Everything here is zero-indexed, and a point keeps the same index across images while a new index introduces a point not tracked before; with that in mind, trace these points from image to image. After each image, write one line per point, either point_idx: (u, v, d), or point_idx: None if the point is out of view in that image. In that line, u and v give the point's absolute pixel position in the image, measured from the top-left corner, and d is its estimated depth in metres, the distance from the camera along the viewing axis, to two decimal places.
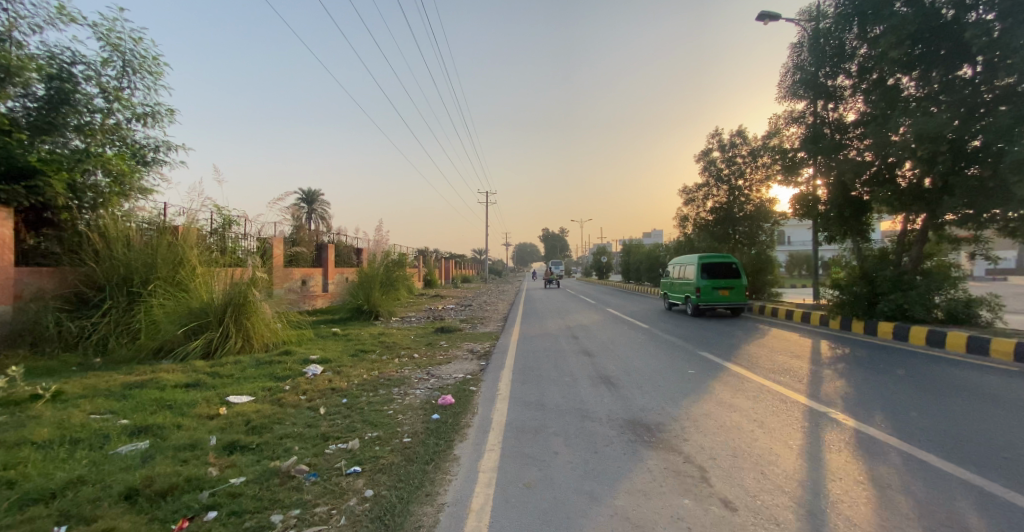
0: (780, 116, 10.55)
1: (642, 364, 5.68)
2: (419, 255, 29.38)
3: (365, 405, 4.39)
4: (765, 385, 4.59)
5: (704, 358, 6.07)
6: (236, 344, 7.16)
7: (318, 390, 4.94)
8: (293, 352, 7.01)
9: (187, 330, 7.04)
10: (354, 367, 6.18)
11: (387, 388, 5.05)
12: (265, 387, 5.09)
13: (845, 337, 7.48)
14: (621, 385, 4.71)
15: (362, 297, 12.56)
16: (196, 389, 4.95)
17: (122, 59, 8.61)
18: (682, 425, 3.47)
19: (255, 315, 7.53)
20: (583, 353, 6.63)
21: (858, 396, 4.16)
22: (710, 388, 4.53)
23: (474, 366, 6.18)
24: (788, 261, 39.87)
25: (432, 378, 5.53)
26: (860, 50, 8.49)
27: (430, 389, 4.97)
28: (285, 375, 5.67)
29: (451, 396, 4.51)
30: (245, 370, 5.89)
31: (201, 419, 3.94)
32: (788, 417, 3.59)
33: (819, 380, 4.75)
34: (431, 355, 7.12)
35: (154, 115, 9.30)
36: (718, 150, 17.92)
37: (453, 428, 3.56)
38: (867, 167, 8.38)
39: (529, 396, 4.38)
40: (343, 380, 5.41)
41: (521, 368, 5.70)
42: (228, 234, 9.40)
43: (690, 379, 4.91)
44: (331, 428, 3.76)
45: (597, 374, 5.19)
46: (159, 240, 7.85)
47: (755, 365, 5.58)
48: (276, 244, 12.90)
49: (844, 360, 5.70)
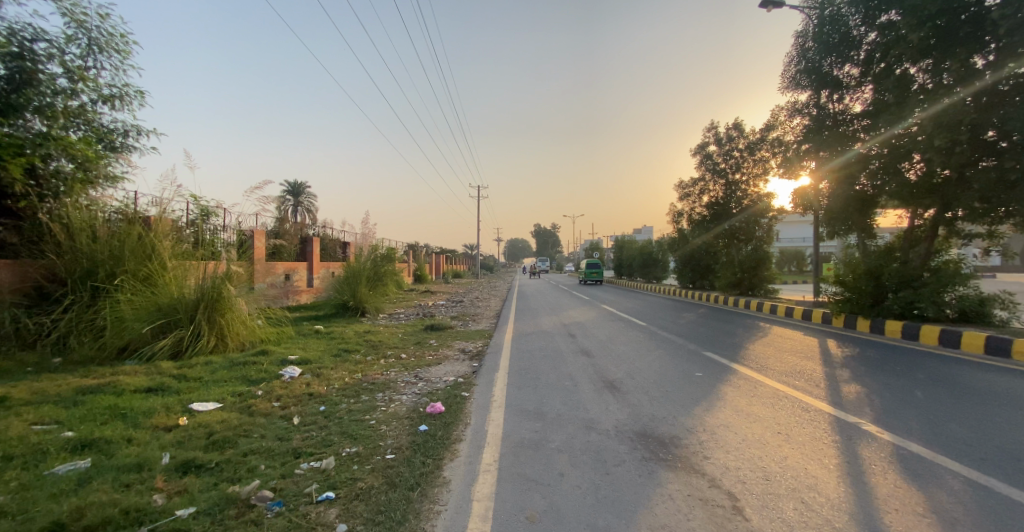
0: (782, 107, 10.24)
1: (645, 366, 5.30)
2: (408, 249, 28.74)
3: (345, 414, 3.95)
4: (781, 390, 4.24)
5: (710, 359, 5.72)
6: (209, 343, 6.64)
7: (294, 396, 4.48)
8: (271, 353, 6.53)
9: (155, 328, 6.50)
10: (335, 369, 5.72)
11: (370, 393, 4.62)
12: (236, 392, 4.63)
13: (852, 336, 7.22)
14: (626, 390, 4.34)
15: (348, 293, 12.03)
16: (158, 394, 4.47)
17: (88, 36, 7.98)
18: (700, 438, 3.10)
19: (230, 312, 7.03)
20: (582, 353, 6.25)
21: (886, 404, 3.83)
22: (723, 393, 4.18)
23: (465, 367, 5.77)
24: (778, 258, 39.80)
25: (420, 381, 5.11)
26: (868, 36, 8.24)
27: (417, 395, 4.54)
28: (259, 378, 5.20)
29: (441, 403, 4.09)
30: (215, 373, 5.40)
31: (156, 432, 3.47)
32: (816, 429, 3.24)
33: (838, 384, 4.42)
34: (420, 356, 6.68)
35: (124, 98, 8.69)
36: (715, 144, 17.77)
37: (442, 444, 3.15)
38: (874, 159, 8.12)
39: (526, 403, 3.99)
40: (323, 384, 4.96)
41: (517, 370, 5.30)
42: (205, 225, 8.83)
43: (699, 383, 4.55)
44: (304, 443, 3.32)
45: (599, 377, 4.80)
46: (128, 231, 7.29)
47: (764, 367, 5.24)
48: (257, 237, 12.30)
49: (860, 361, 5.40)
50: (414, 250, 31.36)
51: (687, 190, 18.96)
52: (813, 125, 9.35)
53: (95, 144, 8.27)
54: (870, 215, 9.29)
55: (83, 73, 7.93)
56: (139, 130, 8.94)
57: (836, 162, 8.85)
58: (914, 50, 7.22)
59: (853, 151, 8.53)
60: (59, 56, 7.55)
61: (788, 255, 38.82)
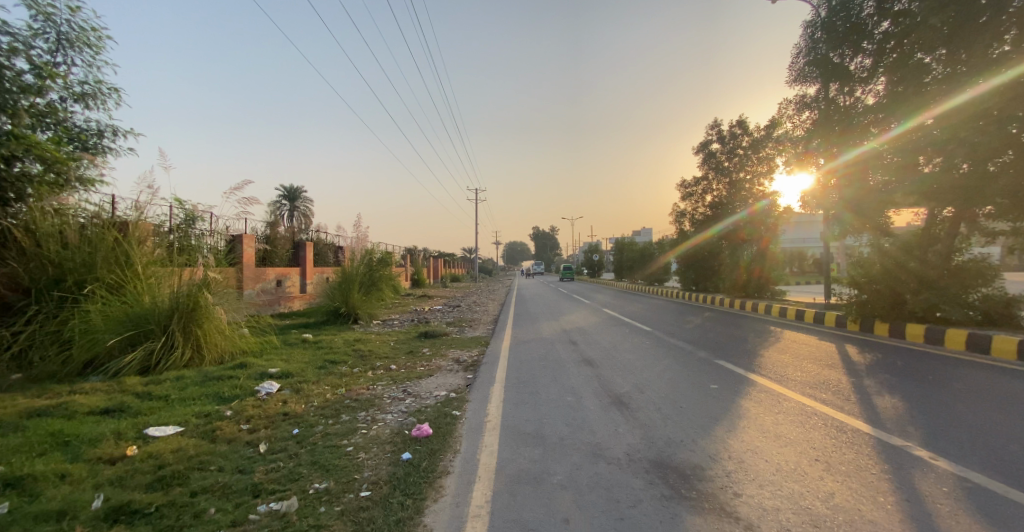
0: (789, 101, 9.90)
1: (654, 378, 4.85)
2: (406, 253, 28.32)
3: (319, 439, 3.49)
4: (807, 404, 3.79)
5: (723, 368, 5.27)
6: (184, 356, 6.18)
7: (266, 417, 4.01)
8: (249, 366, 6.06)
9: (123, 341, 6.03)
10: (318, 384, 5.26)
11: (351, 412, 4.17)
12: (202, 413, 4.16)
13: (871, 341, 6.79)
14: (636, 406, 3.89)
15: (339, 299, 11.55)
16: (115, 417, 4.00)
17: (57, 31, 7.63)
18: (727, 469, 2.64)
19: (207, 322, 6.56)
20: (585, 362, 5.81)
21: (932, 420, 3.39)
22: (744, 410, 3.72)
23: (458, 380, 5.32)
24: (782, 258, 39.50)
25: (408, 397, 4.66)
26: (881, 25, 7.81)
27: (403, 414, 4.09)
28: (231, 395, 4.74)
29: (428, 424, 3.64)
30: (184, 389, 4.93)
31: (96, 466, 3.00)
32: (858, 456, 2.79)
33: (869, 398, 3.97)
34: (410, 367, 6.22)
35: (97, 96, 8.30)
36: (719, 143, 18.18)
37: (426, 479, 2.69)
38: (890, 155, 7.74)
39: (524, 425, 3.53)
40: (301, 402, 4.50)
41: (514, 384, 4.85)
42: (191, 230, 8.39)
43: (716, 398, 4.11)
44: (267, 478, 2.87)
45: (605, 392, 4.35)
46: (100, 236, 6.82)
47: (785, 377, 4.79)
48: (244, 242, 11.86)
49: (888, 369, 4.96)
50: (412, 253, 30.95)
51: (689, 190, 19.41)
52: (822, 119, 9.08)
53: (66, 145, 7.90)
54: (883, 216, 8.82)
55: (51, 69, 7.57)
56: (115, 130, 8.55)
57: (837, 162, 8.94)
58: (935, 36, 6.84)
59: (848, 152, 8.65)
60: (25, 51, 7.14)
61: (789, 257, 38.27)
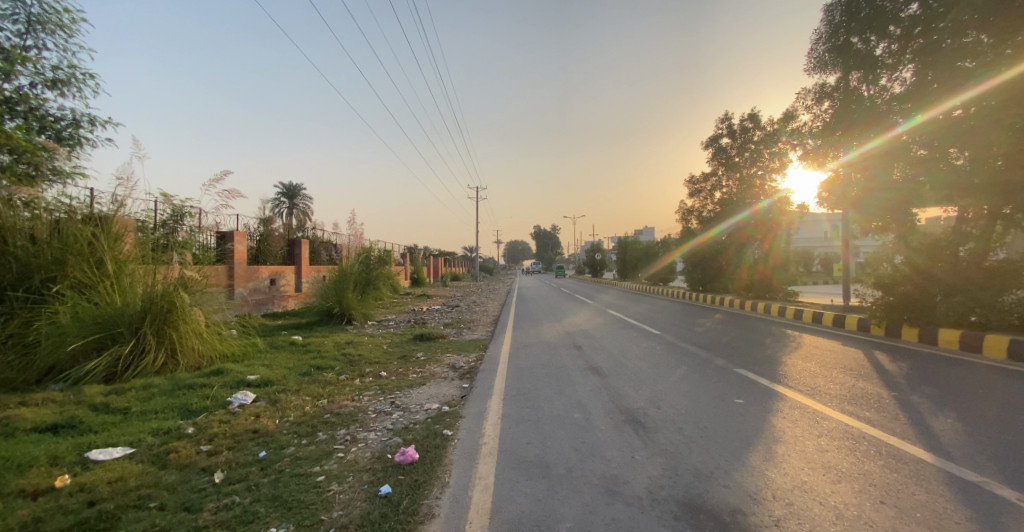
0: (808, 91, 9.48)
1: (671, 390, 4.37)
2: (405, 252, 27.79)
3: (286, 466, 2.99)
4: (852, 425, 3.28)
5: (745, 378, 4.78)
6: (156, 362, 5.67)
7: (232, 436, 3.52)
8: (226, 372, 5.56)
9: (89, 345, 5.51)
10: (298, 394, 4.77)
11: (330, 430, 3.69)
12: (160, 430, 3.66)
13: (900, 347, 6.29)
14: (654, 427, 3.40)
15: (333, 299, 11.01)
16: (61, 437, 3.50)
17: (27, 13, 7.18)
18: (775, 516, 2.13)
19: (184, 324, 6.06)
20: (592, 371, 5.33)
21: (1006, 447, 2.88)
22: (779, 431, 3.22)
23: (453, 390, 4.85)
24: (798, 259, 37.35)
25: (395, 411, 4.17)
26: (908, 9, 7.47)
27: (387, 433, 3.60)
28: (199, 408, 4.25)
29: (414, 448, 3.15)
30: (147, 400, 4.42)
31: (14, 501, 2.47)
32: (932, 498, 2.28)
33: (921, 417, 3.46)
34: (402, 374, 5.73)
35: (72, 82, 7.85)
36: (729, 137, 17.72)
37: (405, 526, 2.19)
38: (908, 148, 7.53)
39: (525, 450, 3.04)
40: (275, 416, 4.02)
41: (514, 396, 4.36)
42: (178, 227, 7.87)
43: (745, 415, 3.62)
44: (215, 519, 2.33)
45: (616, 407, 3.86)
46: (74, 231, 6.25)
47: (816, 389, 4.30)
48: (236, 238, 11.42)
49: (931, 381, 4.45)
50: (411, 252, 30.33)
51: (697, 185, 19.24)
52: (840, 108, 8.84)
53: (37, 133, 7.41)
54: (910, 212, 8.29)
55: (21, 53, 7.11)
56: (92, 119, 8.10)
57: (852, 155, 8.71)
58: (979, 12, 6.37)
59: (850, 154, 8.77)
60: None
61: (799, 253, 37.24)
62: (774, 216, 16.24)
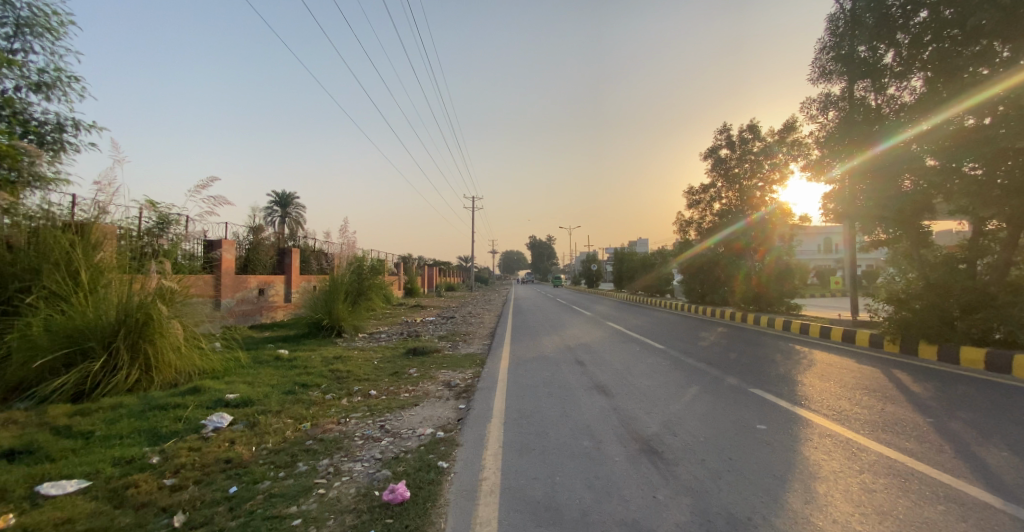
0: (812, 101, 9.39)
1: (687, 413, 4.03)
2: (399, 261, 27.38)
3: (259, 506, 2.60)
4: (894, 459, 2.96)
5: (763, 400, 4.46)
6: (128, 379, 5.23)
7: (201, 468, 3.12)
8: (202, 391, 5.12)
9: (56, 361, 5.06)
10: (279, 416, 4.37)
11: (311, 460, 3.29)
12: (123, 459, 3.24)
13: (918, 366, 6.01)
14: (674, 459, 3.05)
15: (323, 310, 10.60)
16: (9, 466, 3.07)
17: (15, 15, 6.87)
18: None
19: (162, 338, 5.61)
20: (598, 390, 4.99)
21: None
22: (814, 465, 2.90)
23: (448, 412, 4.47)
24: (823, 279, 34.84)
25: (385, 437, 3.79)
26: (917, 16, 7.40)
27: (375, 464, 3.21)
28: (170, 433, 3.83)
29: (406, 484, 2.77)
30: (113, 423, 3.99)
31: None
32: None
33: (966, 449, 3.15)
34: (393, 393, 5.35)
35: (58, 87, 7.52)
36: (728, 148, 17.56)
37: None
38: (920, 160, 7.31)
39: (531, 487, 2.68)
40: (252, 443, 3.61)
41: (516, 420, 4.00)
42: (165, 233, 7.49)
43: (773, 443, 3.29)
44: None
45: (629, 434, 3.52)
46: (52, 239, 5.82)
47: (843, 413, 3.98)
48: (224, 247, 11.03)
49: (965, 406, 4.15)
50: (406, 261, 29.92)
51: (696, 196, 19.02)
52: (842, 119, 8.74)
53: (19, 139, 7.04)
54: (921, 224, 8.10)
55: (7, 55, 6.79)
56: (77, 124, 7.75)
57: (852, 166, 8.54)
58: (995, 19, 6.21)
59: (841, 167, 8.75)
60: None
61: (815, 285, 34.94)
62: (767, 226, 16.29)
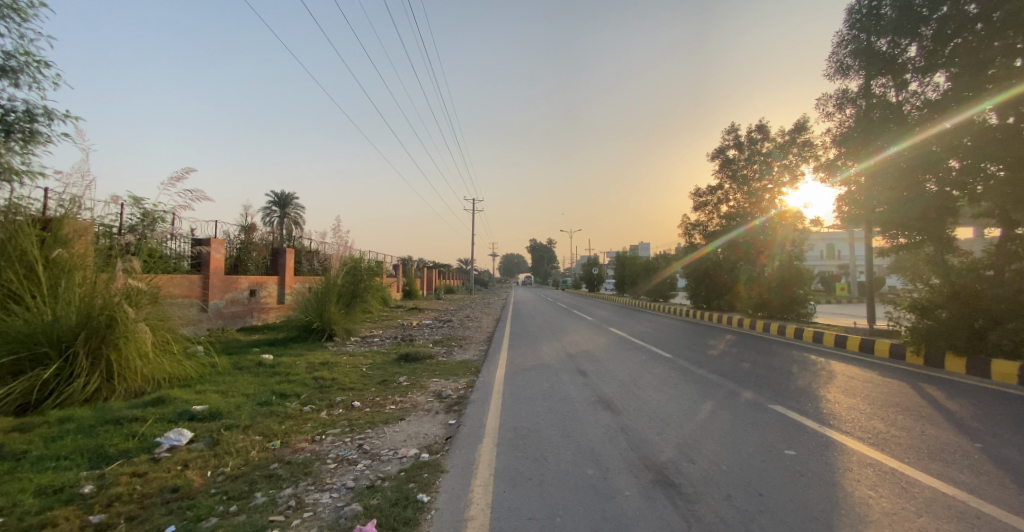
0: (829, 97, 8.95)
1: (703, 435, 3.59)
2: (398, 263, 26.95)
3: None
4: (954, 497, 2.51)
5: (787, 419, 4.01)
6: (86, 388, 4.79)
7: (138, 501, 2.66)
8: (167, 402, 4.68)
9: (5, 369, 4.61)
10: (247, 432, 3.93)
11: (271, 490, 2.83)
12: (49, 489, 2.79)
13: (946, 379, 5.56)
14: (695, 494, 2.60)
15: (313, 313, 10.14)
16: None
17: None
18: None
19: (129, 344, 5.17)
20: (603, 405, 4.53)
21: None
22: (862, 504, 2.45)
23: (436, 429, 4.02)
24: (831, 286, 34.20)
25: (361, 460, 3.33)
26: (939, 9, 7.00)
27: (345, 496, 2.75)
28: (116, 454, 3.38)
29: (377, 525, 2.31)
30: (54, 442, 3.55)
31: None
32: None
33: None
34: (378, 405, 4.90)
35: (27, 73, 7.12)
36: (737, 149, 17.15)
37: None
38: (937, 158, 6.92)
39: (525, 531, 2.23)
40: (206, 467, 3.15)
41: (511, 441, 3.54)
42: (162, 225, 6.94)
43: (808, 475, 2.84)
44: None
45: (640, 461, 3.06)
46: (13, 233, 5.34)
47: (880, 436, 3.53)
48: (215, 246, 10.60)
49: (1014, 428, 3.69)
50: (405, 263, 29.44)
51: (702, 198, 18.58)
52: (859, 116, 8.32)
53: None
54: (944, 229, 7.66)
55: None
56: (49, 112, 7.34)
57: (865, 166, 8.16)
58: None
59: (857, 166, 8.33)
60: None
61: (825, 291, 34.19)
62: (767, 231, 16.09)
